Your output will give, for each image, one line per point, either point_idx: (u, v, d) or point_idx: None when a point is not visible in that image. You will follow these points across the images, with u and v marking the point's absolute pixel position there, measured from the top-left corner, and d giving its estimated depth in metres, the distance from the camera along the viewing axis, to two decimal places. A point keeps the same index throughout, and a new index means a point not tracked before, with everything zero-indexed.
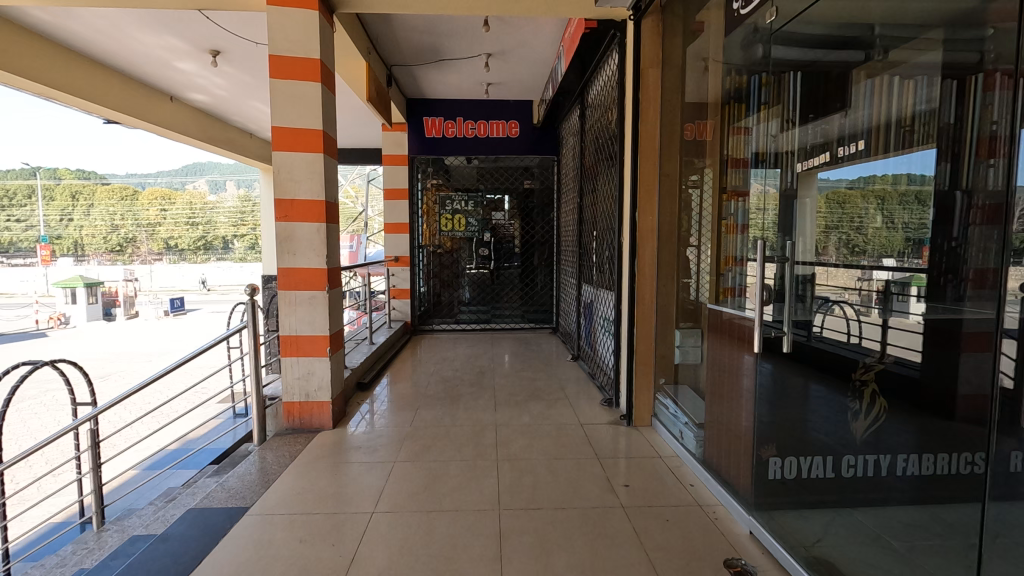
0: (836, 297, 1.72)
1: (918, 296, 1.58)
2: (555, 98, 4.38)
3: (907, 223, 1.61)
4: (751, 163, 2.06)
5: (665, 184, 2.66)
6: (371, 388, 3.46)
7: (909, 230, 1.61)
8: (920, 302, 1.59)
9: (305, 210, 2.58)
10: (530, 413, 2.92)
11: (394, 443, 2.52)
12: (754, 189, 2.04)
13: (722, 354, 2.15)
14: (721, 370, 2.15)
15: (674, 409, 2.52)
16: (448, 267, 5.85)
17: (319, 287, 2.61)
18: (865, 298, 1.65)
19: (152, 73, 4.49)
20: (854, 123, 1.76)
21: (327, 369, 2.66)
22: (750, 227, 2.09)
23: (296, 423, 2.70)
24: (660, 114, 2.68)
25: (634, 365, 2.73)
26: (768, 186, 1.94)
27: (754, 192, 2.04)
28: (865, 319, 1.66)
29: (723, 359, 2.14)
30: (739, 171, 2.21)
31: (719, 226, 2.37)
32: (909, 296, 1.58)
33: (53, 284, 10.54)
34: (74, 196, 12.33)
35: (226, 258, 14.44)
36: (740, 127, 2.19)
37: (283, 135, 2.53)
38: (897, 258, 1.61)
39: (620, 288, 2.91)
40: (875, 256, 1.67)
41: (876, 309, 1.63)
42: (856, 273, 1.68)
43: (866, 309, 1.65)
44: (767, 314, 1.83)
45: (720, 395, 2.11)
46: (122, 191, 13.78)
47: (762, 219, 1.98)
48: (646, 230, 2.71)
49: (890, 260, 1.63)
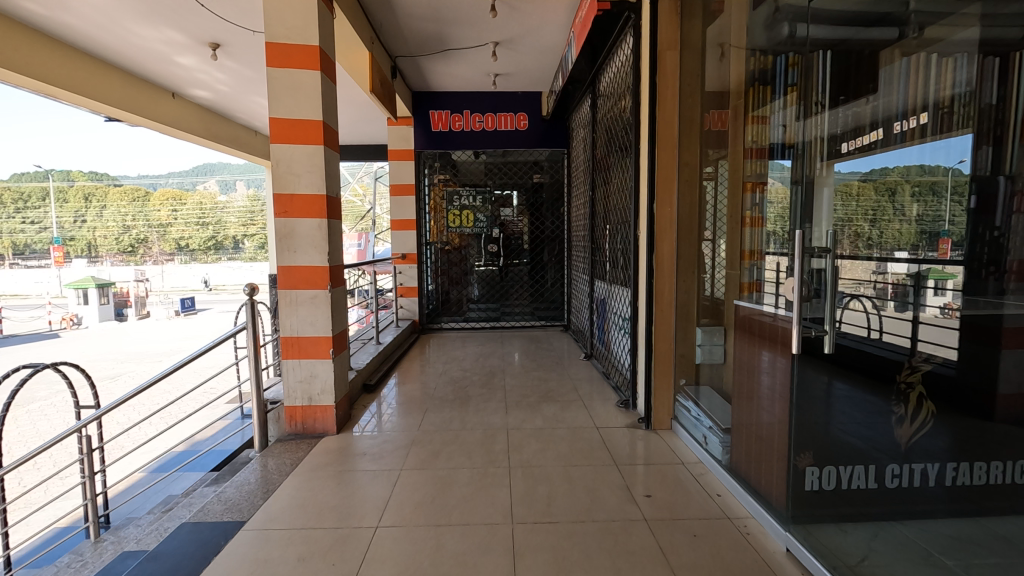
0: (853, 292, 1.58)
1: (935, 288, 1.60)
2: (565, 87, 4.22)
3: (921, 215, 1.63)
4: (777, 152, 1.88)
5: (684, 173, 2.49)
6: (377, 390, 3.34)
7: (923, 222, 1.63)
8: (936, 294, 1.61)
9: (306, 205, 2.46)
10: (544, 415, 2.78)
11: (402, 449, 2.40)
12: (774, 184, 1.92)
13: (749, 351, 1.93)
14: (744, 371, 1.95)
15: (697, 412, 2.37)
16: (458, 263, 5.69)
17: (321, 286, 2.49)
18: (882, 290, 1.61)
19: (153, 68, 4.38)
20: (888, 105, 1.73)
21: (331, 371, 2.54)
22: (770, 222, 1.98)
23: (298, 428, 2.58)
24: (679, 99, 2.50)
25: (652, 367, 2.57)
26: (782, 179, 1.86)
27: (775, 186, 1.92)
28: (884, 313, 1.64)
29: (747, 356, 1.94)
30: (760, 160, 2.07)
31: (741, 220, 2.24)
32: (927, 288, 1.60)
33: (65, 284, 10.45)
34: (87, 198, 11.27)
35: (240, 258, 13.81)
36: (765, 112, 2.06)
37: (282, 127, 2.41)
38: (911, 250, 1.62)
39: (637, 285, 2.74)
40: (887, 249, 1.64)
41: (893, 302, 1.62)
42: (870, 265, 1.63)
43: (882, 301, 1.62)
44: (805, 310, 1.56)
45: (744, 396, 1.94)
46: (136, 193, 13.16)
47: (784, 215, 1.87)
48: (665, 223, 2.53)
49: (902, 253, 1.62)
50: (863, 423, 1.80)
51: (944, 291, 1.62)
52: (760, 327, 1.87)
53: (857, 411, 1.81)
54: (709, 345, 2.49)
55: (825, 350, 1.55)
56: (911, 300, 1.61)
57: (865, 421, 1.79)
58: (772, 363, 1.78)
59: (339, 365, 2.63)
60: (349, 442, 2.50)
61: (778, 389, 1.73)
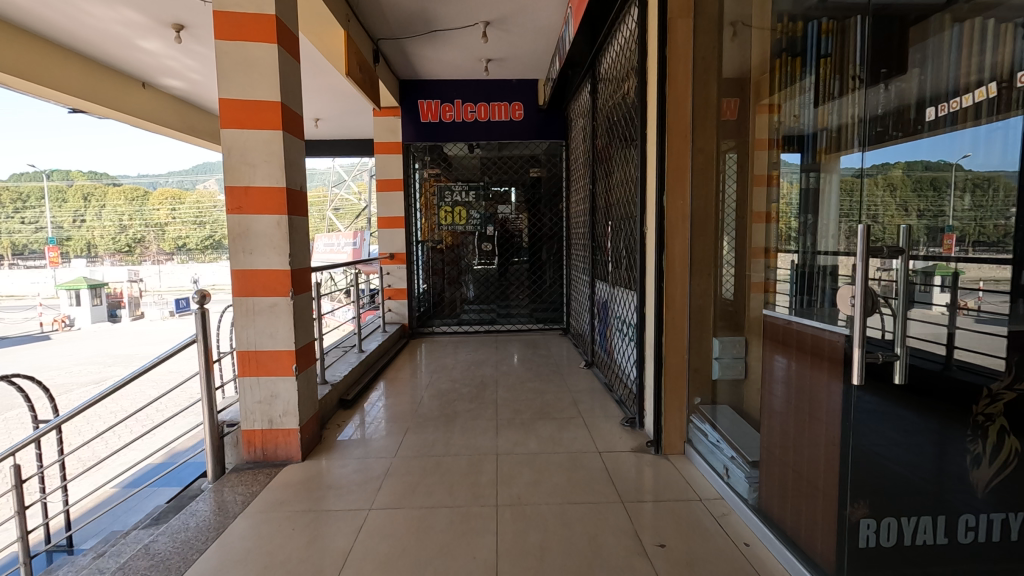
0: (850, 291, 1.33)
1: (943, 286, 1.22)
2: (562, 72, 3.92)
3: (922, 211, 1.27)
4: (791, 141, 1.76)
5: (699, 160, 2.16)
6: (356, 406, 3.01)
7: (925, 217, 1.27)
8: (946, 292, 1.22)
9: (263, 200, 2.13)
10: (538, 437, 2.46)
11: (373, 482, 2.08)
12: (786, 175, 1.79)
13: (780, 366, 1.59)
14: (774, 391, 1.61)
15: (718, 438, 2.01)
16: (452, 263, 5.37)
17: (282, 293, 2.17)
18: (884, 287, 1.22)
19: (119, 55, 4.06)
20: (937, 81, 1.28)
21: (293, 390, 2.22)
22: (779, 217, 1.86)
23: (257, 455, 2.26)
24: (693, 76, 2.16)
25: (662, 380, 2.23)
26: (790, 176, 1.76)
27: (786, 179, 1.80)
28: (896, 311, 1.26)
29: (777, 371, 1.60)
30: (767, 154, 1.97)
31: (749, 216, 2.11)
32: (932, 286, 1.24)
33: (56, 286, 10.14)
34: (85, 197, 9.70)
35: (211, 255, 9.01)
36: (795, 83, 1.77)
37: (233, 109, 2.08)
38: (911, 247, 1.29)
39: (644, 288, 2.42)
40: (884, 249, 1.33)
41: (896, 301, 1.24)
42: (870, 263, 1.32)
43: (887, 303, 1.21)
44: (876, 329, 1.25)
45: (777, 414, 1.59)
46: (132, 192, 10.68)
47: (789, 210, 1.77)
48: (676, 217, 2.18)
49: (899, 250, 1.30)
50: (904, 443, 1.32)
51: (960, 291, 1.21)
52: (792, 340, 1.54)
53: (893, 429, 1.32)
54: (727, 358, 2.19)
55: (897, 381, 1.20)
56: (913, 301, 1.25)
57: (910, 442, 1.31)
58: (801, 381, 1.48)
59: (305, 383, 2.30)
60: (315, 472, 2.18)
61: (817, 417, 1.41)
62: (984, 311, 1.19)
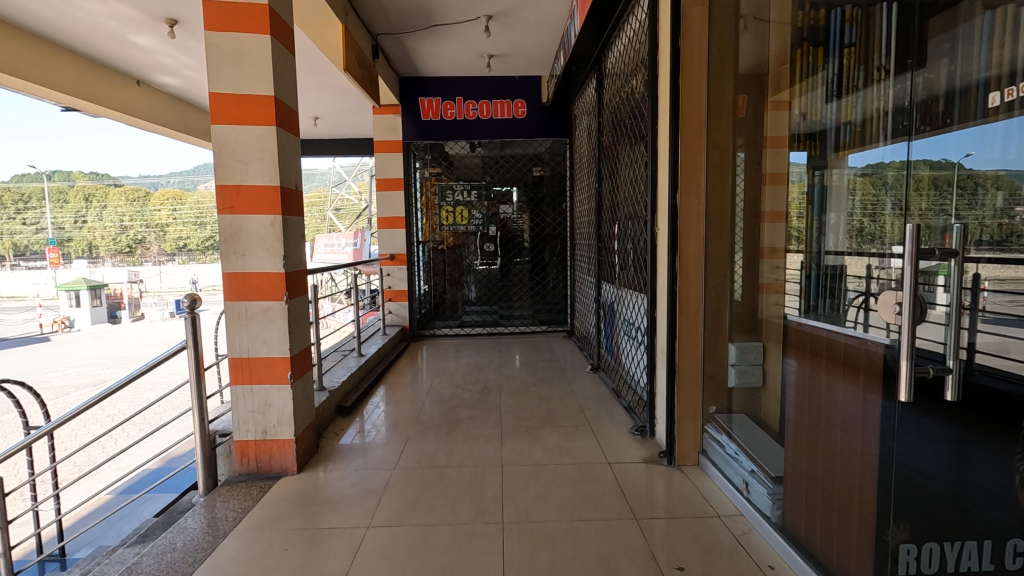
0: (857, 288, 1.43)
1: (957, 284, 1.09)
2: (567, 67, 3.81)
3: (921, 211, 1.32)
4: (804, 138, 1.76)
5: (714, 157, 2.05)
6: (354, 413, 2.90)
7: (920, 217, 1.33)
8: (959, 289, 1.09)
9: (256, 199, 2.03)
10: (545, 447, 2.35)
11: (372, 496, 1.97)
12: (794, 175, 1.81)
13: (811, 379, 1.46)
14: (804, 406, 1.49)
15: (736, 450, 1.93)
16: (454, 263, 5.25)
17: (275, 297, 2.07)
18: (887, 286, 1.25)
19: (112, 51, 3.95)
20: (968, 72, 1.32)
21: (288, 399, 2.11)
22: (789, 216, 1.85)
23: (250, 467, 2.15)
24: (707, 68, 2.05)
25: (676, 387, 2.12)
26: (795, 175, 1.80)
27: (794, 178, 1.82)
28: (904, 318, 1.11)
29: (807, 384, 1.48)
30: (780, 153, 1.90)
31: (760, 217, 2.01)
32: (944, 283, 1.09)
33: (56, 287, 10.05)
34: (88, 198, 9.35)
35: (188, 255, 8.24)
36: (814, 77, 1.72)
37: (224, 105, 1.98)
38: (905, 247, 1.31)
39: (655, 290, 2.31)
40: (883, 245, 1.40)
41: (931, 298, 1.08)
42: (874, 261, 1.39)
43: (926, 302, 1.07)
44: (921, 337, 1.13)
45: (806, 428, 1.48)
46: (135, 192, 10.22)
47: (796, 209, 1.81)
48: (690, 217, 2.08)
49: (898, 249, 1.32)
50: (928, 455, 1.34)
51: (981, 289, 1.11)
52: (824, 349, 1.41)
53: (921, 440, 1.34)
54: (745, 364, 2.07)
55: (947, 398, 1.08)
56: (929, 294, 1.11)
57: (934, 451, 1.34)
58: (831, 397, 1.37)
59: (301, 391, 2.19)
60: (312, 485, 2.08)
61: (850, 438, 1.30)
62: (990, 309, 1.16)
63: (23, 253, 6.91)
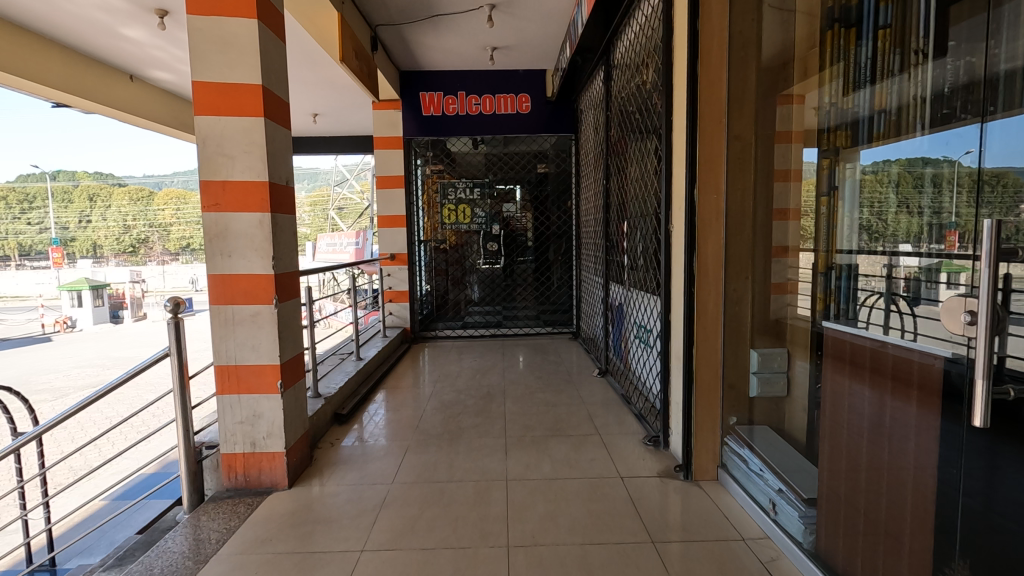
0: (865, 286, 1.44)
1: (950, 283, 1.15)
2: (573, 59, 3.67)
3: (925, 206, 1.28)
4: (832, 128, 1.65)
5: (735, 150, 1.91)
6: (351, 421, 2.77)
7: (930, 213, 1.25)
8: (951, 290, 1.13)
9: (242, 196, 1.89)
10: (553, 460, 2.21)
11: (366, 515, 1.83)
12: (807, 168, 1.76)
13: (853, 394, 1.30)
14: (844, 424, 1.34)
15: (761, 466, 1.78)
16: (457, 263, 5.12)
17: (264, 300, 1.94)
18: (893, 286, 1.33)
19: (103, 44, 3.83)
20: (1013, 53, 1.05)
21: (278, 410, 1.98)
22: (803, 213, 1.79)
23: (239, 481, 2.02)
24: (728, 55, 1.91)
25: (693, 397, 1.98)
26: (808, 170, 1.75)
27: (807, 171, 1.76)
28: (922, 312, 1.16)
29: (847, 400, 1.33)
30: (786, 147, 1.84)
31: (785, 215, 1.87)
32: (938, 283, 1.18)
33: (59, 287, 9.98)
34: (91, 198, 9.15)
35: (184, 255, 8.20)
36: (848, 60, 1.58)
37: (209, 95, 1.85)
38: (914, 244, 1.30)
39: (669, 292, 2.17)
40: (893, 243, 1.38)
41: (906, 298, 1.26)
42: (881, 259, 1.40)
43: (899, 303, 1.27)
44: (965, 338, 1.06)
45: (848, 448, 1.32)
46: None
47: (807, 204, 1.75)
48: (708, 215, 1.94)
49: (906, 246, 1.33)
50: None
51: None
52: (867, 362, 1.26)
53: None
54: (767, 373, 1.91)
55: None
56: (918, 297, 1.22)
57: None
58: (876, 415, 1.23)
59: (292, 401, 2.06)
60: (305, 501, 1.94)
61: (901, 464, 1.16)
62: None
63: (27, 251, 6.81)
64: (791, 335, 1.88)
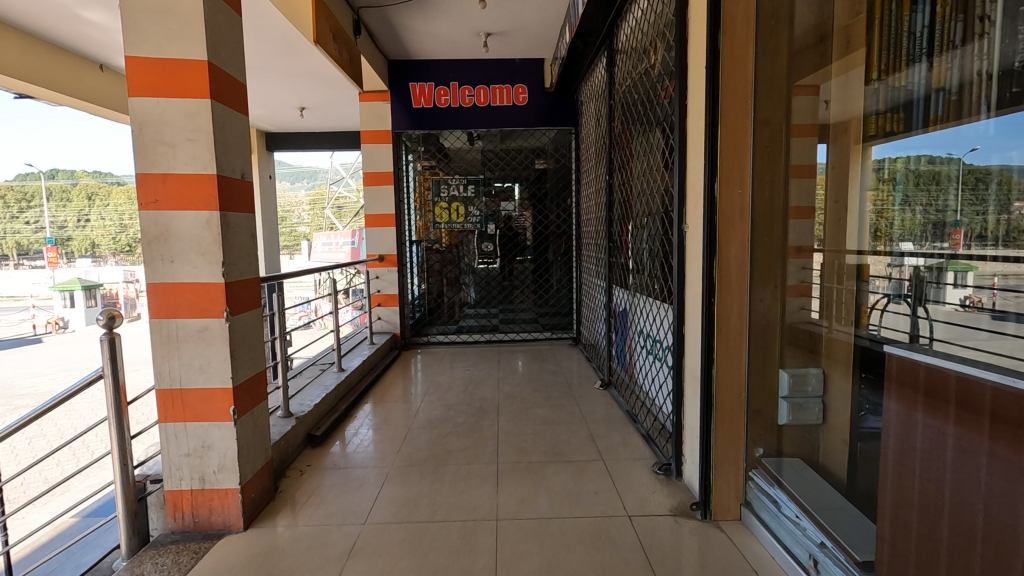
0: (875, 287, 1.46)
1: (953, 281, 1.22)
2: (573, 44, 3.39)
3: (924, 206, 1.33)
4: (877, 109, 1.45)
5: (762, 137, 1.63)
6: (326, 443, 2.49)
7: (932, 213, 1.31)
8: (953, 288, 1.21)
9: (186, 192, 1.61)
10: (550, 492, 1.94)
11: (331, 566, 1.56)
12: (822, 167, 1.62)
13: (930, 439, 1.01)
14: (915, 475, 1.06)
15: (796, 513, 1.48)
16: (452, 263, 4.85)
17: (212, 313, 1.66)
18: (898, 286, 1.38)
19: (65, 29, 3.55)
20: None
21: (230, 440, 1.70)
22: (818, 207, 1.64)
23: (187, 522, 1.75)
24: (756, 26, 1.61)
25: (713, 424, 1.70)
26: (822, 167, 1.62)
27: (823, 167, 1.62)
28: (936, 315, 1.24)
29: (921, 449, 1.04)
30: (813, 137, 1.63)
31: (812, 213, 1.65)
32: (943, 283, 1.24)
33: None
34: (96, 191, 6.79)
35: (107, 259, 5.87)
36: (904, 26, 1.35)
37: (146, 73, 1.58)
38: (915, 242, 1.35)
39: (682, 301, 1.90)
40: (894, 240, 1.42)
41: (908, 299, 1.34)
42: (885, 259, 1.43)
43: (902, 299, 1.36)
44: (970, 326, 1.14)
45: (924, 508, 1.04)
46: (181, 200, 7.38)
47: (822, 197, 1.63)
48: (732, 214, 1.65)
49: (908, 244, 1.37)
50: None
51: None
52: (950, 396, 0.96)
53: None
54: (799, 398, 1.65)
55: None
56: (922, 297, 1.29)
57: None
58: (967, 470, 0.94)
59: (248, 429, 1.78)
60: (261, 548, 1.66)
61: (1003, 539, 0.88)
62: (998, 306, 1.09)
63: (25, 250, 5.87)
64: (828, 350, 1.64)
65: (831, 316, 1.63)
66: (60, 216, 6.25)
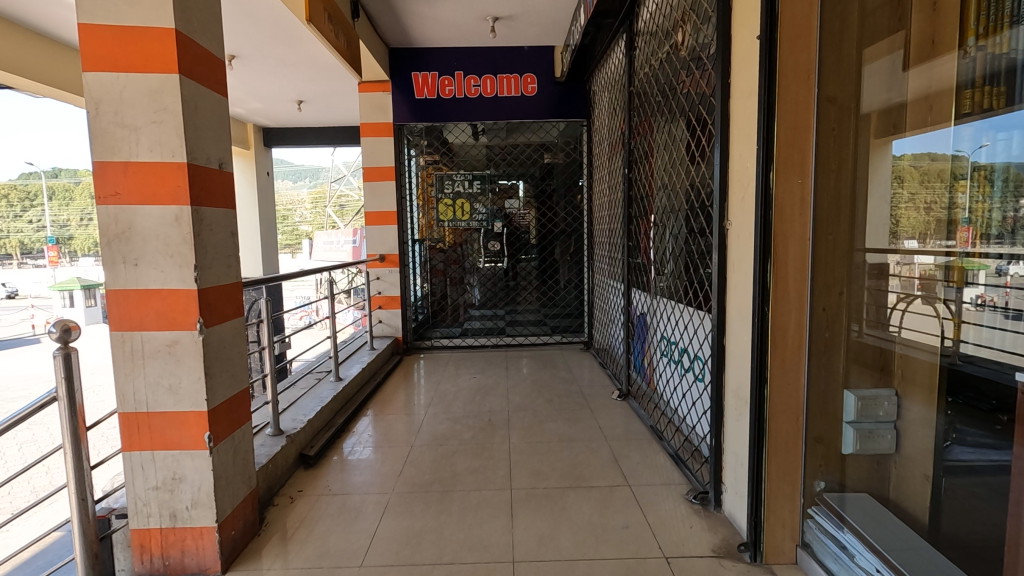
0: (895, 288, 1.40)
1: (971, 280, 1.25)
2: (586, 27, 3.13)
3: (932, 202, 1.33)
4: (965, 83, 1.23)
5: (826, 119, 1.39)
6: (319, 464, 2.25)
7: (941, 209, 1.32)
8: (972, 286, 1.24)
9: (150, 184, 1.38)
10: (572, 526, 1.71)
11: None
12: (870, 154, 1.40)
13: None
14: None
15: (876, 566, 1.25)
16: (456, 263, 4.61)
17: (182, 323, 1.42)
18: (906, 284, 1.38)
19: (45, 13, 3.31)
20: None
21: (205, 470, 1.47)
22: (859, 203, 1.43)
23: (156, 566, 1.51)
24: None
25: (765, 452, 1.46)
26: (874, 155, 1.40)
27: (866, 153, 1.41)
28: (965, 318, 1.26)
29: None
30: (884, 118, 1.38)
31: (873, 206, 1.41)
32: (959, 282, 1.27)
33: None
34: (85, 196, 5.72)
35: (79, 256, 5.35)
36: None
37: (103, 44, 1.34)
38: (920, 239, 1.35)
39: (724, 306, 1.67)
40: (896, 236, 1.39)
41: (920, 296, 1.35)
42: (890, 256, 1.40)
43: (909, 297, 1.37)
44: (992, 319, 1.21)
45: None
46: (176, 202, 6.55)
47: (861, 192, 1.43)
48: (790, 208, 1.40)
49: (911, 243, 1.37)
50: None
51: None
52: None
53: None
54: (869, 424, 1.41)
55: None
56: (940, 296, 1.32)
57: None
58: None
59: (227, 456, 1.55)
60: None
61: None
62: (1013, 305, 1.15)
63: (28, 250, 5.70)
64: (902, 369, 1.42)
65: (894, 324, 1.41)
66: (62, 215, 5.58)
